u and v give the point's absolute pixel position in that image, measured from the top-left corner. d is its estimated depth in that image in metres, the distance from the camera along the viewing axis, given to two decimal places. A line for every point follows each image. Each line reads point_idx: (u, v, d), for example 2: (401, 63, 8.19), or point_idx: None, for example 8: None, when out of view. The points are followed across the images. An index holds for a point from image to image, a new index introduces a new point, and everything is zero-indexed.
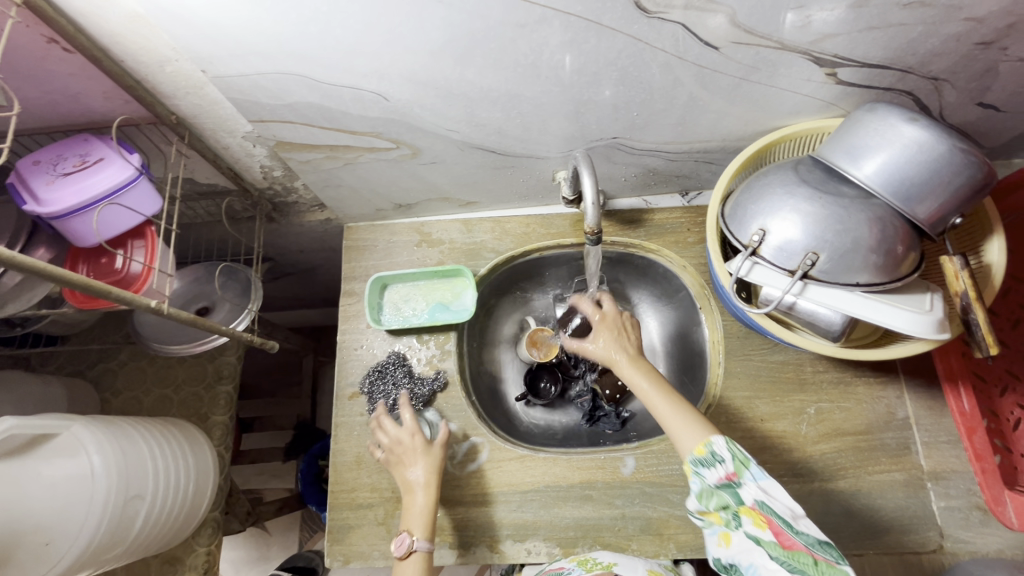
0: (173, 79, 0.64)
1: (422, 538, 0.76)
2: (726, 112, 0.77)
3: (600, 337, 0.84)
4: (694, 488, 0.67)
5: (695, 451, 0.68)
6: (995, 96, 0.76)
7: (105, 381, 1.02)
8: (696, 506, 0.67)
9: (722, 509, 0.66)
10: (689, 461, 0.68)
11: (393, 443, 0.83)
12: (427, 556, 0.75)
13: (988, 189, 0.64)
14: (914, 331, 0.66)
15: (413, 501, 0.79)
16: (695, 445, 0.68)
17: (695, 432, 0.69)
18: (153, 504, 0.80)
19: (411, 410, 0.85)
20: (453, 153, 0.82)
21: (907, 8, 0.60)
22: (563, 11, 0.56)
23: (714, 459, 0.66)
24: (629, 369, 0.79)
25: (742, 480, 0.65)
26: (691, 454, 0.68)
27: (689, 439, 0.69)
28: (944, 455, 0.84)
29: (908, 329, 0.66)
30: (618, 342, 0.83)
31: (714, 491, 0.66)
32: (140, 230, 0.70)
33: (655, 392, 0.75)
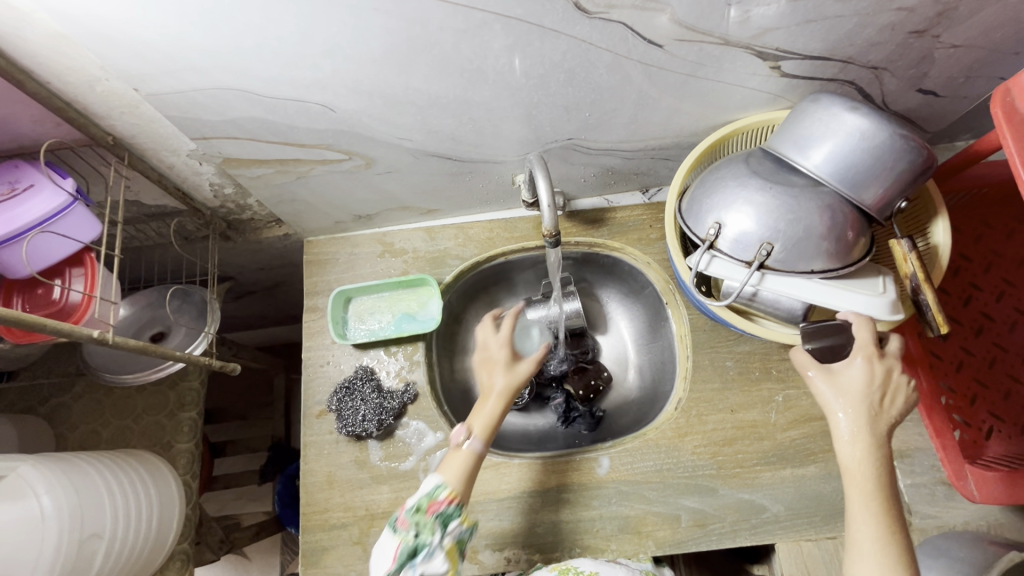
0: (105, 99, 0.62)
1: (478, 439, 0.76)
2: (678, 108, 0.78)
3: (853, 374, 0.65)
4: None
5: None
6: (933, 81, 0.78)
7: (59, 416, 0.97)
8: None
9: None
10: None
11: (485, 345, 0.86)
12: (474, 459, 0.75)
13: (928, 171, 0.66)
14: (868, 313, 0.68)
15: (487, 401, 0.79)
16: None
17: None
18: (114, 542, 0.77)
19: (512, 326, 0.87)
20: (407, 162, 0.81)
21: (841, 1, 0.61)
22: (503, 14, 0.56)
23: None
24: (858, 440, 0.62)
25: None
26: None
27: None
28: (908, 434, 0.86)
29: (862, 311, 0.68)
30: (865, 401, 0.63)
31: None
32: (78, 256, 0.66)
33: (867, 493, 0.60)
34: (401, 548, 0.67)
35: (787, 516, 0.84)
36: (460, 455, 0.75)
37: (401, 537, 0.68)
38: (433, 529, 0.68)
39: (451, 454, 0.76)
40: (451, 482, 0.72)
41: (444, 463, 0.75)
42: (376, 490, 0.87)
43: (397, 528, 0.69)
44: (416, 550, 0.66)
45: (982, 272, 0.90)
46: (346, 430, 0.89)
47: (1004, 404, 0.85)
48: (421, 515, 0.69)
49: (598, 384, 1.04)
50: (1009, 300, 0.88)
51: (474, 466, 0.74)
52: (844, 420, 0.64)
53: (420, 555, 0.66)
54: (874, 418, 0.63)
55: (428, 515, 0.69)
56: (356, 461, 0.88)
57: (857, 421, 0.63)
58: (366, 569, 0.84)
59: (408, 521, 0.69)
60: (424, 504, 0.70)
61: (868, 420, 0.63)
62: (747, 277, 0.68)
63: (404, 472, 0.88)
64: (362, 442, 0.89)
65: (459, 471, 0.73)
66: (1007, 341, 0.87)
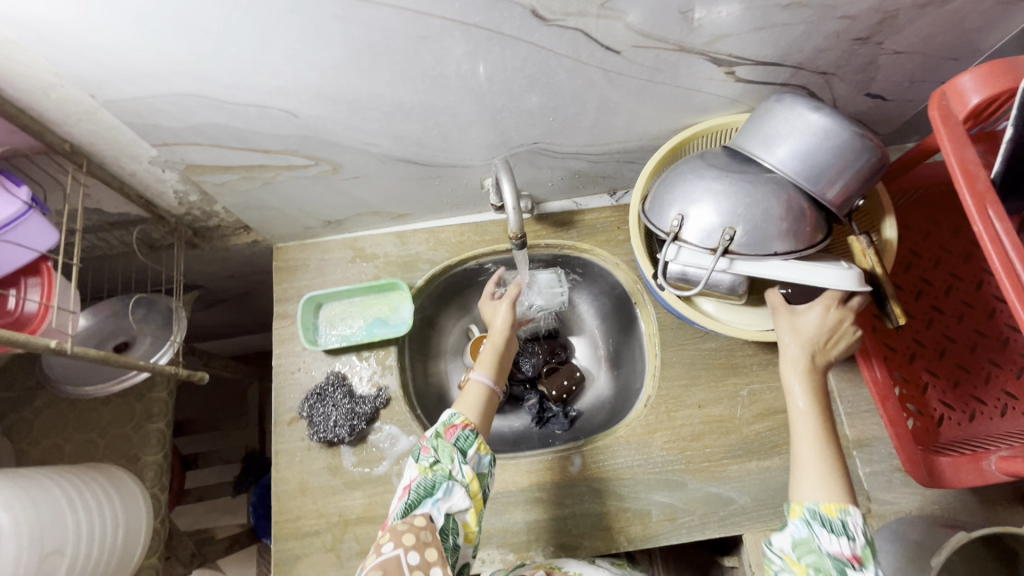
0: (60, 106, 0.61)
1: (485, 374, 0.81)
2: (639, 112, 0.80)
3: (808, 316, 0.71)
4: (795, 530, 0.61)
5: (819, 503, 0.61)
6: (879, 86, 0.82)
7: (19, 431, 0.94)
8: (786, 545, 0.61)
9: (815, 571, 0.58)
10: (804, 505, 0.62)
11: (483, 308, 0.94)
12: (485, 394, 0.79)
13: (881, 165, 0.69)
14: (840, 287, 0.68)
15: (486, 348, 0.85)
16: (825, 501, 0.61)
17: (830, 490, 0.62)
18: (76, 558, 0.75)
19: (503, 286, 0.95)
20: (374, 167, 0.81)
21: (787, 9, 0.64)
22: (462, 21, 0.57)
23: (842, 529, 0.59)
24: (798, 373, 0.70)
25: (865, 568, 0.57)
26: (810, 502, 0.61)
27: (818, 491, 0.62)
28: (866, 424, 0.89)
29: (834, 285, 0.68)
30: (813, 340, 0.70)
31: (818, 549, 0.59)
32: (35, 266, 0.65)
33: (809, 415, 0.67)
34: (422, 476, 0.67)
35: (754, 508, 0.86)
36: (473, 390, 0.79)
37: (421, 465, 0.69)
38: (453, 456, 0.69)
39: (465, 392, 0.79)
40: (468, 412, 0.75)
41: (460, 399, 0.78)
42: (350, 496, 0.87)
43: (418, 457, 0.70)
44: (435, 478, 0.67)
45: (931, 267, 0.94)
46: (318, 436, 0.88)
47: (953, 393, 0.88)
48: (440, 441, 0.70)
49: (571, 385, 1.05)
50: (957, 293, 0.92)
51: (488, 401, 0.79)
52: (791, 354, 0.71)
53: (439, 486, 0.66)
54: (815, 357, 0.70)
55: (446, 440, 0.70)
56: (329, 467, 0.88)
57: (802, 358, 0.70)
58: None
59: (429, 447, 0.70)
60: (443, 430, 0.71)
61: (811, 358, 0.70)
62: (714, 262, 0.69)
63: (377, 477, 0.87)
64: (335, 448, 0.89)
65: (474, 403, 0.77)
66: (954, 332, 0.91)
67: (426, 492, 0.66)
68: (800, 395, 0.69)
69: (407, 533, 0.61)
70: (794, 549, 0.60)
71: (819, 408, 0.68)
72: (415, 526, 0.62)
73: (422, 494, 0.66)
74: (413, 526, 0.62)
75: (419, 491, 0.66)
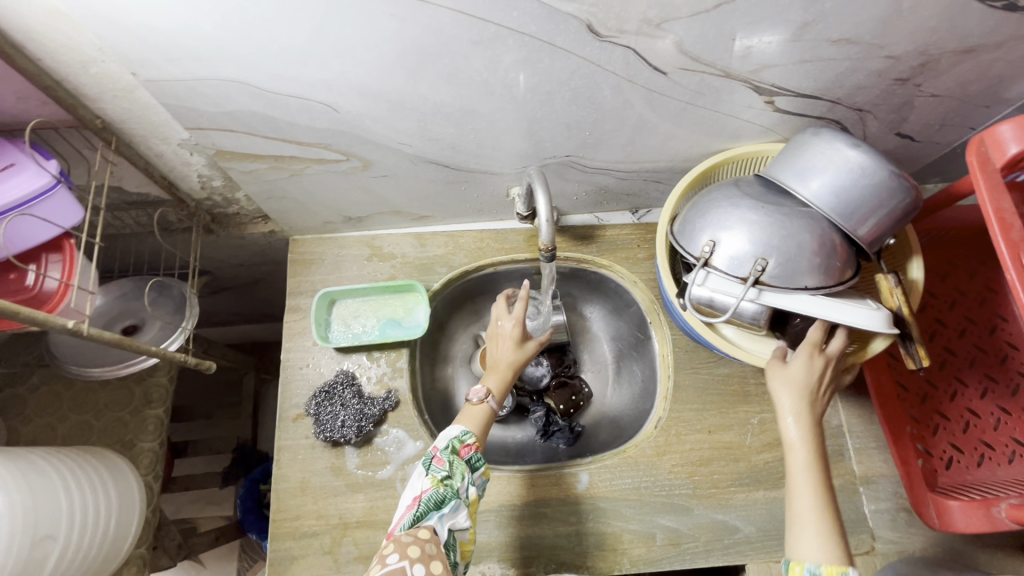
0: (98, 81, 0.59)
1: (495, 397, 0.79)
2: (674, 134, 0.80)
3: (798, 362, 0.69)
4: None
5: (818, 565, 0.56)
6: (911, 126, 0.83)
7: (12, 408, 0.92)
8: None
9: None
10: (804, 566, 0.57)
11: (496, 320, 0.89)
12: (490, 415, 0.77)
13: (918, 209, 0.69)
14: (869, 326, 0.68)
15: (496, 367, 0.83)
16: (825, 562, 0.56)
17: (829, 550, 0.57)
18: (67, 546, 0.73)
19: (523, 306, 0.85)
20: (404, 167, 0.80)
21: (836, 44, 0.64)
22: (517, 29, 0.57)
23: None
24: (794, 422, 0.66)
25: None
26: (811, 563, 0.57)
27: (818, 552, 0.57)
28: (874, 461, 0.89)
29: (863, 325, 0.68)
30: (807, 388, 0.67)
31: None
32: (57, 242, 0.63)
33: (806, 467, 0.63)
34: (433, 488, 0.66)
35: (759, 537, 0.86)
36: (481, 409, 0.76)
37: (433, 476, 0.67)
38: (464, 474, 0.68)
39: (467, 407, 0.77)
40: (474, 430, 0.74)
41: (462, 414, 0.76)
42: (352, 498, 0.85)
43: (429, 467, 0.68)
44: (445, 493, 0.65)
45: (947, 308, 0.95)
46: (324, 435, 0.86)
47: (962, 436, 0.88)
48: (454, 457, 0.69)
49: (578, 401, 1.04)
50: (971, 336, 0.93)
51: (490, 420, 0.77)
52: (789, 405, 0.67)
53: (448, 502, 0.65)
54: (811, 406, 0.67)
55: (460, 458, 0.69)
56: (332, 468, 0.86)
57: (797, 407, 0.66)
58: None
59: (443, 460, 0.68)
60: (457, 447, 0.70)
61: (808, 406, 0.66)
62: (744, 292, 0.69)
63: (381, 480, 0.86)
64: (339, 448, 0.87)
65: (479, 422, 0.75)
66: (966, 376, 0.92)
67: (434, 505, 0.64)
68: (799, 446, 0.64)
69: (413, 544, 0.59)
70: None
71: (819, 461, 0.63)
72: (420, 538, 0.60)
73: (431, 507, 0.64)
74: (419, 538, 0.60)
75: (428, 504, 0.64)
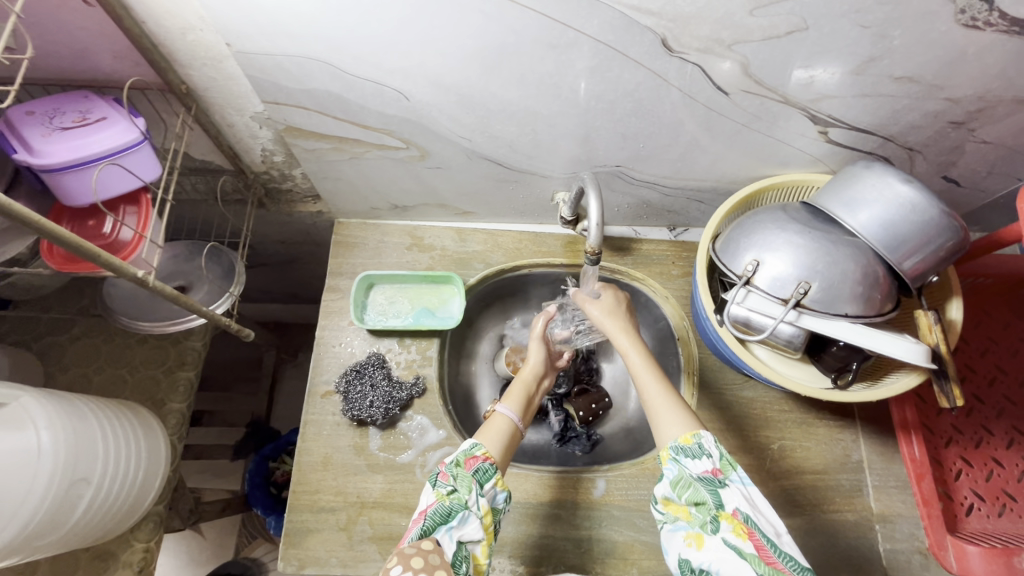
0: (192, 48, 0.63)
1: (510, 409, 0.78)
2: (724, 155, 0.82)
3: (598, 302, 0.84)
4: (669, 474, 0.65)
5: (678, 438, 0.67)
6: (958, 170, 0.84)
7: (52, 355, 0.94)
8: (670, 494, 0.65)
9: (696, 504, 0.63)
10: (669, 448, 0.67)
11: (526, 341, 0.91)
12: (507, 427, 0.75)
13: (964, 250, 0.70)
14: (909, 359, 0.68)
15: (515, 384, 0.83)
16: (682, 434, 0.67)
17: (685, 423, 0.68)
18: (99, 491, 0.75)
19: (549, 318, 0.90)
20: (459, 161, 0.83)
21: (897, 82, 0.66)
22: (594, 37, 0.59)
23: (700, 451, 0.65)
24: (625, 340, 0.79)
25: (727, 480, 0.63)
26: (672, 441, 0.67)
27: (676, 428, 0.68)
28: (892, 500, 0.88)
29: (902, 357, 0.68)
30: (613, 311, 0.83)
31: (692, 482, 0.63)
32: (134, 196, 0.67)
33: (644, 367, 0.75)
34: (438, 502, 0.65)
35: None
36: (497, 422, 0.76)
37: (438, 491, 0.66)
38: (471, 487, 0.67)
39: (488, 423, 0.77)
40: (489, 445, 0.72)
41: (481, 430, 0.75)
42: (370, 478, 0.86)
43: (435, 482, 0.67)
44: (452, 505, 0.64)
45: (977, 355, 0.95)
46: (351, 413, 0.88)
47: (986, 484, 0.88)
48: (459, 471, 0.68)
49: (598, 409, 1.04)
50: (1000, 386, 0.93)
51: (509, 436, 0.75)
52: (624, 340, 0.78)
53: (455, 514, 0.64)
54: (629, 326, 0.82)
55: (465, 471, 0.68)
56: (355, 446, 0.88)
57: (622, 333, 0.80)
58: (349, 558, 0.82)
59: (448, 475, 0.67)
60: (461, 460, 0.69)
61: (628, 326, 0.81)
62: (784, 313, 0.70)
63: (402, 464, 0.87)
64: (364, 428, 0.89)
65: (497, 438, 0.74)
66: (993, 425, 0.91)
67: (441, 518, 0.63)
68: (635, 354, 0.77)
69: (416, 556, 0.58)
70: (676, 490, 0.64)
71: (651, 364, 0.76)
72: (423, 548, 0.59)
73: (438, 521, 0.63)
74: (422, 550, 0.59)
75: (434, 517, 0.64)
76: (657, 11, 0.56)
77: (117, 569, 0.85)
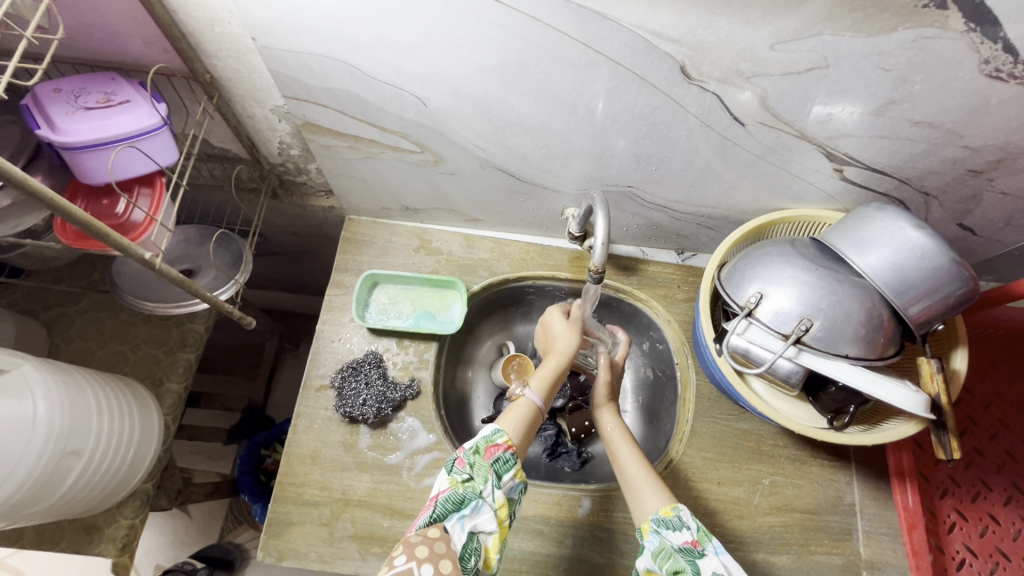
0: (219, 40, 0.64)
1: (538, 394, 0.76)
2: (737, 185, 0.81)
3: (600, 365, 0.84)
4: (650, 546, 0.64)
5: (660, 511, 0.67)
6: (974, 219, 0.83)
7: (59, 326, 0.96)
8: (650, 565, 0.63)
9: (675, 573, 0.61)
10: (650, 520, 0.67)
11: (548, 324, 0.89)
12: (531, 411, 0.74)
13: (973, 300, 0.69)
14: (907, 407, 0.67)
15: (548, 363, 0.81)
16: (662, 507, 0.67)
17: (662, 497, 0.69)
18: (90, 463, 0.76)
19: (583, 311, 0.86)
20: (473, 169, 0.84)
21: (916, 126, 0.65)
22: (613, 59, 0.60)
23: (679, 523, 0.65)
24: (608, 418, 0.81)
25: (705, 551, 0.63)
26: (654, 514, 0.67)
27: (655, 505, 0.68)
28: (882, 547, 0.86)
29: (901, 404, 0.67)
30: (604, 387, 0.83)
31: (671, 552, 0.63)
32: (150, 178, 0.68)
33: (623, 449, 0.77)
34: (452, 489, 0.64)
35: None
36: (521, 406, 0.74)
37: (453, 478, 0.65)
38: (488, 478, 0.65)
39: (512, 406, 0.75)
40: (510, 430, 0.71)
41: (505, 412, 0.75)
42: (357, 476, 0.86)
43: (451, 468, 0.66)
44: (466, 493, 0.63)
45: (981, 408, 0.94)
46: (343, 409, 0.88)
47: (979, 540, 0.86)
48: (478, 458, 0.67)
49: (591, 427, 1.03)
50: (1001, 440, 0.92)
51: (530, 418, 0.74)
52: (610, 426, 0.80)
53: (468, 502, 0.63)
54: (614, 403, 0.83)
55: (484, 459, 0.67)
56: (344, 443, 0.88)
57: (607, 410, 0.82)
58: (328, 554, 0.82)
59: (466, 462, 0.66)
60: (482, 447, 0.68)
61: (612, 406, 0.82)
62: (783, 348, 0.69)
63: (389, 465, 0.87)
64: (355, 426, 0.89)
65: (519, 420, 0.73)
66: (992, 480, 0.90)
67: (454, 505, 0.63)
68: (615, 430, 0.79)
69: (421, 544, 0.58)
70: (655, 561, 0.63)
71: (632, 447, 0.77)
72: (430, 536, 0.59)
73: (449, 508, 0.62)
74: (427, 538, 0.58)
75: (446, 504, 0.63)
76: (678, 39, 0.56)
77: (100, 543, 0.86)
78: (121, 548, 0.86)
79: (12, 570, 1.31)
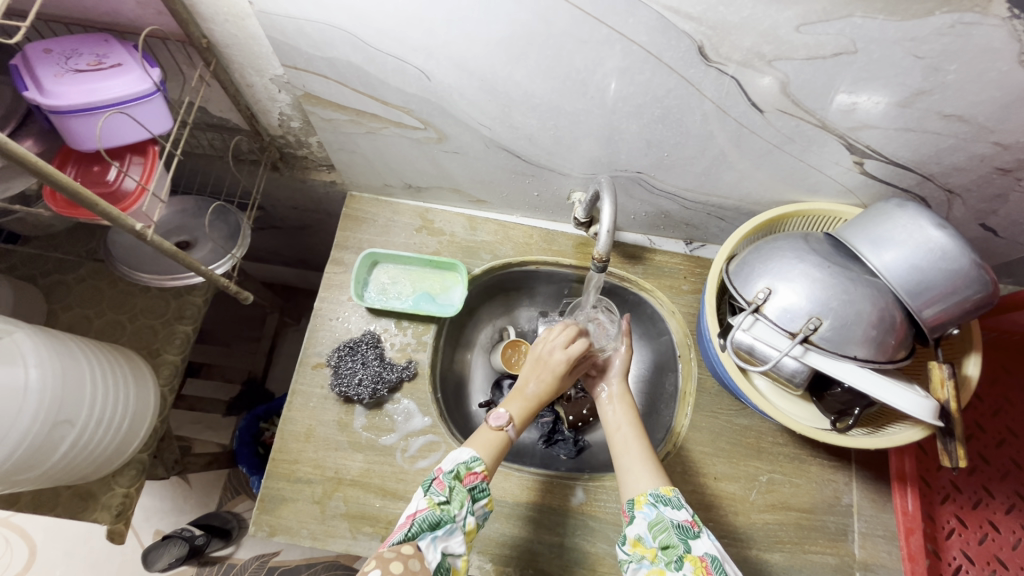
0: (216, 3, 0.61)
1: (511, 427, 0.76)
2: (751, 175, 0.78)
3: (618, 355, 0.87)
4: (646, 516, 0.65)
5: (657, 487, 0.68)
6: (997, 220, 0.79)
7: (56, 293, 0.95)
8: (640, 533, 0.65)
9: (664, 548, 0.63)
10: (647, 494, 0.67)
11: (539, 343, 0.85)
12: (505, 443, 0.75)
13: (991, 305, 0.66)
14: (913, 412, 0.65)
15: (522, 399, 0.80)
16: (662, 486, 0.68)
17: (659, 478, 0.69)
18: (83, 433, 0.76)
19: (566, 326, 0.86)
20: (477, 148, 0.81)
21: (944, 119, 0.62)
22: (628, 37, 0.56)
23: (676, 502, 0.67)
24: (617, 403, 0.81)
25: (700, 533, 0.64)
26: (652, 488, 0.68)
27: (648, 482, 0.69)
28: (877, 549, 0.85)
29: (907, 409, 0.65)
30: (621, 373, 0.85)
31: (668, 526, 0.64)
32: (142, 147, 0.67)
33: (627, 427, 0.78)
34: (429, 510, 0.63)
35: None
36: (494, 437, 0.74)
37: (430, 499, 0.65)
38: (463, 504, 0.65)
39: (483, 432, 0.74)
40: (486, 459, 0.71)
41: (473, 438, 0.73)
42: (350, 456, 0.85)
43: (428, 488, 0.66)
44: (442, 516, 0.63)
45: (990, 414, 0.92)
46: (338, 388, 0.87)
47: (977, 547, 0.85)
48: (457, 483, 0.66)
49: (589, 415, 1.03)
50: (1008, 448, 0.90)
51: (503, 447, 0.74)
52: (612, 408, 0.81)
53: (443, 525, 0.63)
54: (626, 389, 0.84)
55: (462, 485, 0.66)
56: (339, 422, 0.87)
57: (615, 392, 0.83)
58: (319, 531, 0.82)
59: (444, 485, 0.66)
60: (461, 473, 0.67)
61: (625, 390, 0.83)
62: (790, 347, 0.67)
63: (383, 446, 0.86)
64: (349, 405, 0.88)
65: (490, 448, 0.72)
66: (996, 488, 0.88)
67: (429, 526, 0.62)
68: (619, 412, 0.80)
69: (396, 561, 0.57)
70: (650, 532, 0.64)
71: (637, 427, 0.78)
72: (403, 553, 0.58)
73: (425, 528, 0.62)
74: (402, 554, 0.58)
75: (421, 524, 0.62)
76: (697, 16, 0.53)
77: (95, 510, 0.86)
78: (117, 516, 0.86)
79: (17, 529, 1.34)
